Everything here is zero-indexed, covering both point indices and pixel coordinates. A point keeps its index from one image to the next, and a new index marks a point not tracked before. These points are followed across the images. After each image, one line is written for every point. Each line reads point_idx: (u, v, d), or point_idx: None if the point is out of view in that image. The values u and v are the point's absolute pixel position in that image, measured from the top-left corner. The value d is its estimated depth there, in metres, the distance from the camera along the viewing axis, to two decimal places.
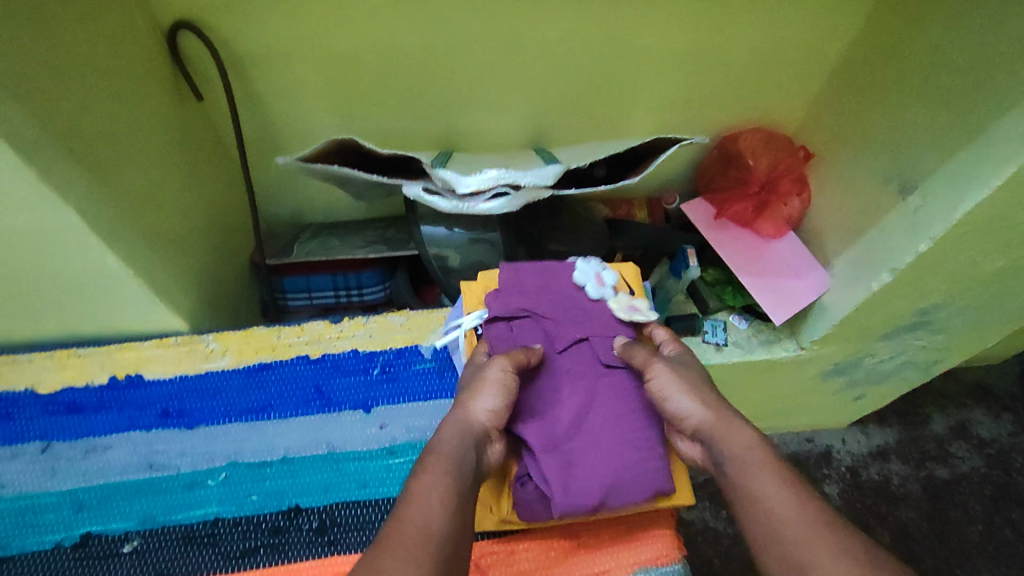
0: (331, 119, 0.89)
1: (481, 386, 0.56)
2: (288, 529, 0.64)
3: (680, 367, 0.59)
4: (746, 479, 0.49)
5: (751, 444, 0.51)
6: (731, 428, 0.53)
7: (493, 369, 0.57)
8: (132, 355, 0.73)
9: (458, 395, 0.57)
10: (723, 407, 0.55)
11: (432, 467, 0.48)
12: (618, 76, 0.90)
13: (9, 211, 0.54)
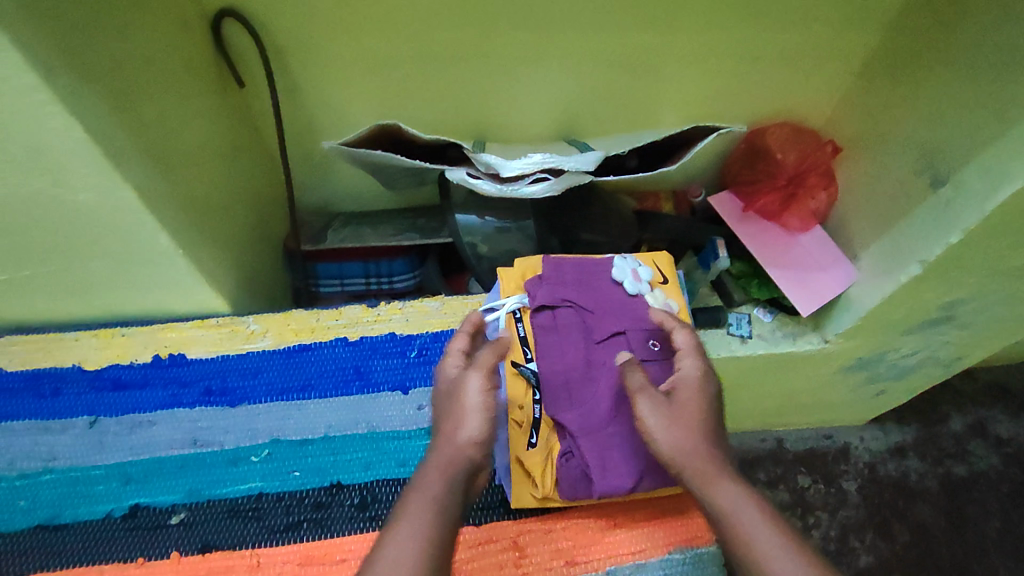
0: (365, 106, 0.90)
1: (462, 413, 0.54)
2: (330, 504, 0.65)
3: (669, 401, 0.56)
4: (736, 546, 0.49)
5: (740, 504, 0.51)
6: (717, 485, 0.52)
7: (474, 392, 0.55)
8: (175, 335, 0.75)
9: (442, 420, 0.55)
10: (710, 456, 0.53)
11: (411, 515, 0.48)
12: (649, 66, 0.91)
13: (70, 187, 0.56)
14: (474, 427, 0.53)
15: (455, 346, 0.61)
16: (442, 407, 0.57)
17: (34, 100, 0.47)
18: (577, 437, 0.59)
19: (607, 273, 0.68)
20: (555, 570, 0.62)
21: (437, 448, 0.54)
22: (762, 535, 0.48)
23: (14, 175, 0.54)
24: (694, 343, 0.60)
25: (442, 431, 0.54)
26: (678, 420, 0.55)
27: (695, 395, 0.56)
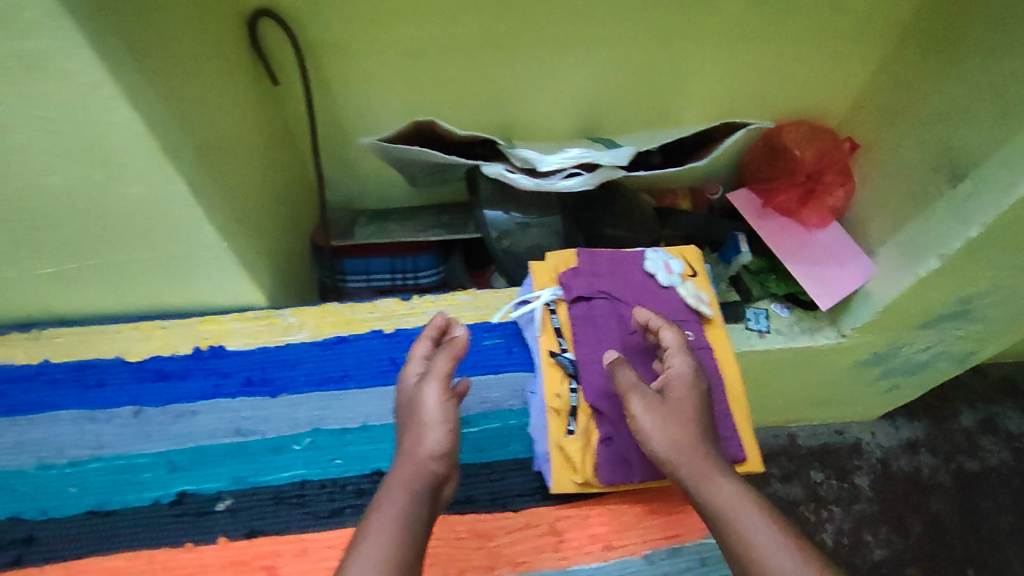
0: (394, 105, 0.92)
1: (423, 422, 0.56)
2: (373, 491, 0.67)
3: (662, 399, 0.56)
4: (735, 543, 0.49)
5: (736, 501, 0.51)
6: (713, 482, 0.52)
7: (433, 401, 0.57)
8: (214, 327, 0.76)
9: (404, 430, 0.57)
10: (705, 453, 0.53)
11: (376, 529, 0.49)
12: (673, 65, 0.93)
13: (125, 181, 0.57)
14: (436, 434, 0.55)
15: (415, 356, 0.63)
16: (404, 418, 0.59)
17: (102, 95, 0.49)
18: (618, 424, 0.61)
19: (639, 265, 0.70)
20: (592, 554, 0.64)
21: (402, 457, 0.55)
22: (761, 531, 0.49)
23: (74, 168, 0.55)
24: (681, 341, 0.60)
25: (405, 441, 0.56)
26: (670, 418, 0.55)
27: (687, 393, 0.57)
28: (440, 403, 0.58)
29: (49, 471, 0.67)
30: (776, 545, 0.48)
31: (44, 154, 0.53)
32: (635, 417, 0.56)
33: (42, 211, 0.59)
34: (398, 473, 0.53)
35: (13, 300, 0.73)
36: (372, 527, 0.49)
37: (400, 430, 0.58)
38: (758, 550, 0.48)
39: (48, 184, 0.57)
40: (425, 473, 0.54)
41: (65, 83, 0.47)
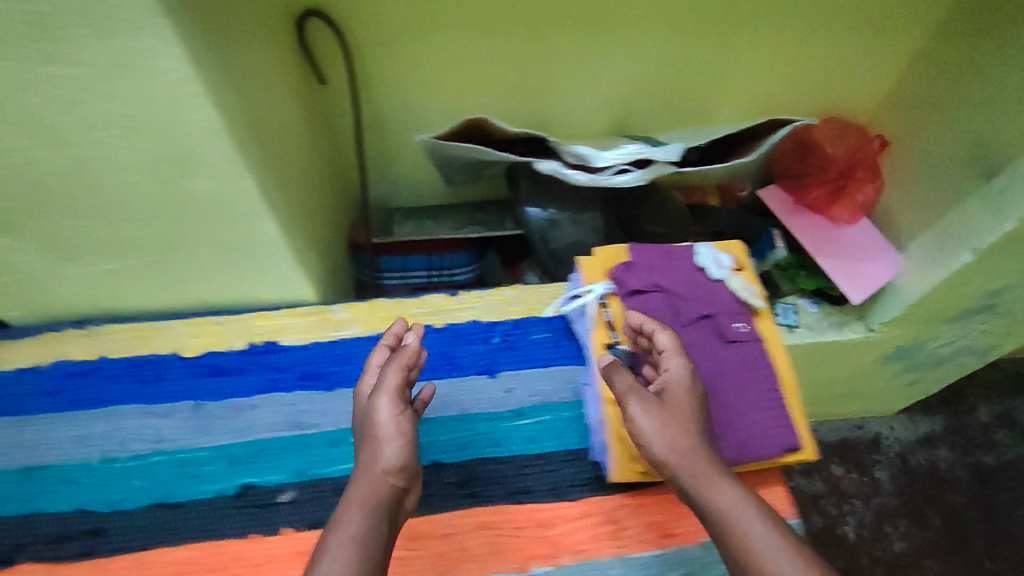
0: (433, 104, 0.93)
1: (378, 438, 0.59)
2: (432, 482, 0.68)
3: (660, 402, 0.58)
4: (733, 546, 0.51)
5: (736, 504, 0.53)
6: (713, 484, 0.54)
7: (386, 417, 0.60)
8: (268, 323, 0.78)
9: (362, 445, 0.60)
10: (704, 455, 0.56)
11: (336, 545, 0.52)
12: (709, 64, 0.94)
13: (196, 178, 0.57)
14: (391, 451, 0.59)
15: (372, 369, 0.65)
16: (361, 431, 0.62)
17: (186, 93, 0.49)
18: None
19: (690, 259, 0.71)
20: (650, 542, 0.66)
21: (360, 472, 0.58)
22: (759, 531, 0.51)
23: (148, 165, 0.56)
24: (676, 344, 0.61)
25: (363, 457, 0.59)
26: (669, 422, 0.57)
27: (685, 395, 0.59)
28: (393, 418, 0.61)
29: (113, 463, 0.69)
30: (774, 545, 0.50)
31: (120, 151, 0.54)
32: (633, 419, 0.58)
33: (111, 208, 0.60)
34: (356, 489, 0.56)
35: (69, 296, 0.74)
36: (333, 544, 0.52)
37: (359, 444, 0.61)
38: (757, 550, 0.50)
39: (120, 181, 0.57)
40: (383, 487, 0.57)
41: (152, 81, 0.48)
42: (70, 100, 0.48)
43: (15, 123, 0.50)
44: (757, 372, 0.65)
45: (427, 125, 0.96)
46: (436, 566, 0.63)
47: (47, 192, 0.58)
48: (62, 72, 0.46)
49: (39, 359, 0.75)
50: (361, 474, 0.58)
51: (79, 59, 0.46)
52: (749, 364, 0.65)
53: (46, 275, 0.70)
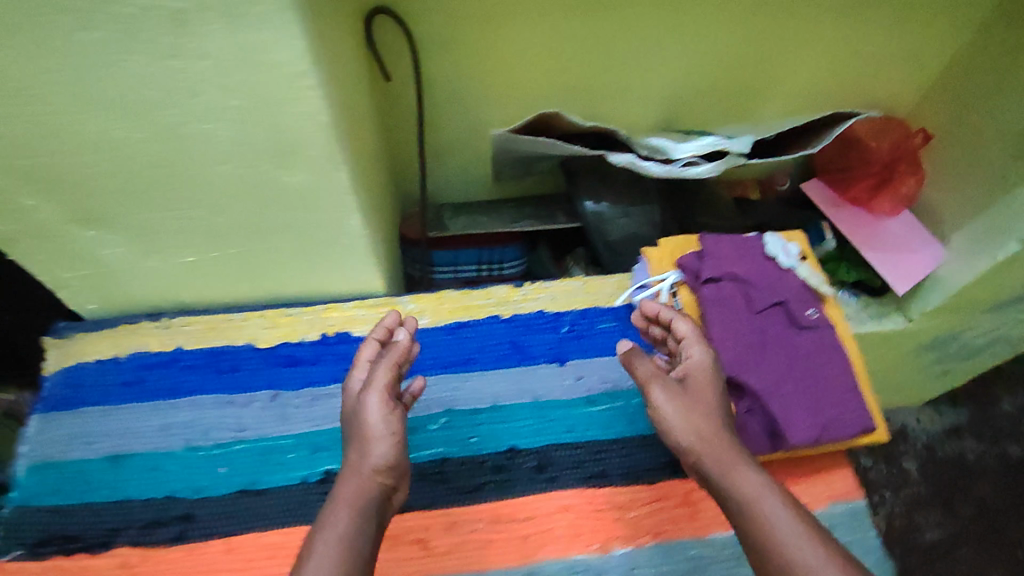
0: (487, 99, 0.93)
1: (366, 435, 0.58)
2: (511, 467, 0.71)
3: (683, 390, 0.60)
4: (760, 533, 0.51)
5: (761, 491, 0.53)
6: (736, 471, 0.55)
7: (376, 414, 0.59)
8: (338, 315, 0.79)
9: (351, 442, 0.59)
10: (727, 443, 0.57)
11: (320, 545, 0.50)
12: (761, 57, 0.95)
13: (294, 169, 0.59)
14: (381, 449, 0.58)
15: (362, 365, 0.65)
16: (350, 428, 0.61)
17: (301, 86, 0.50)
18: (759, 399, 0.64)
19: (759, 247, 0.72)
20: (725, 523, 0.69)
21: (349, 471, 0.57)
22: (781, 517, 0.51)
23: (249, 158, 0.57)
24: (698, 332, 0.63)
25: (352, 455, 0.58)
26: (693, 410, 0.59)
27: (710, 380, 0.61)
28: (384, 415, 0.60)
29: (196, 452, 0.71)
30: (794, 530, 0.50)
31: (225, 143, 0.55)
32: (657, 407, 0.60)
33: (206, 201, 0.62)
34: (345, 488, 0.56)
35: (146, 289, 0.76)
36: (318, 542, 0.51)
37: (348, 440, 0.60)
38: (781, 538, 0.50)
39: (219, 173, 0.58)
40: (371, 486, 0.56)
41: (269, 73, 0.48)
42: (187, 92, 0.49)
43: (129, 115, 0.51)
44: (829, 356, 0.67)
45: (481, 119, 0.97)
46: (520, 550, 0.67)
47: (147, 184, 0.59)
48: (185, 65, 0.47)
49: (116, 350, 0.77)
50: (351, 472, 0.57)
51: (205, 53, 0.46)
52: (822, 349, 0.67)
53: (128, 266, 0.71)
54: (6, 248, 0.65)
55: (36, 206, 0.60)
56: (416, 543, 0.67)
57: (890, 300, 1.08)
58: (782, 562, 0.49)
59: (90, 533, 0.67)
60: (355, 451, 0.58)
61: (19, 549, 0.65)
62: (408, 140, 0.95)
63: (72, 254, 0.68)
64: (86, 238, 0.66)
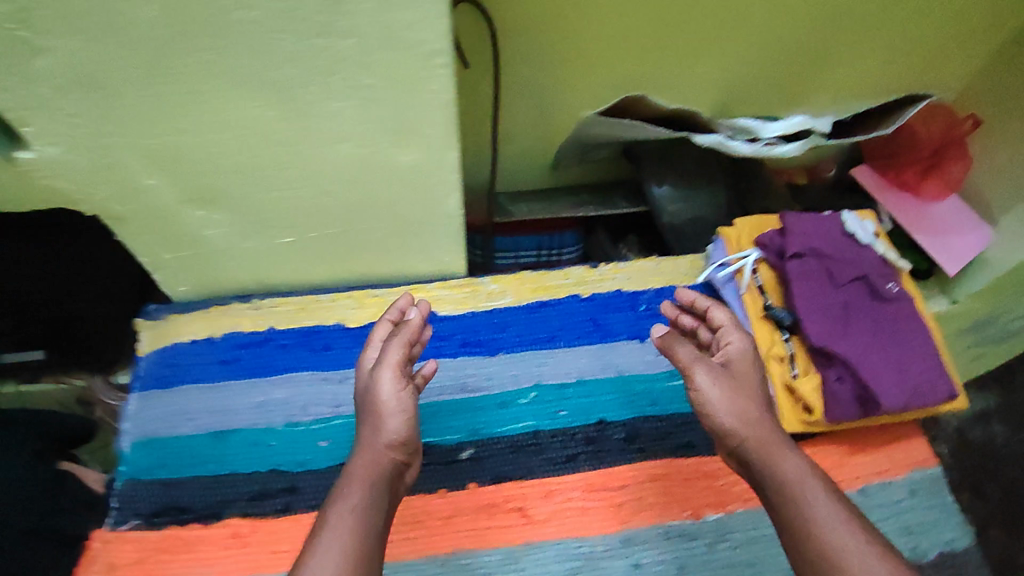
0: (558, 94, 0.88)
1: (382, 414, 0.61)
2: (600, 439, 0.74)
3: (723, 373, 0.62)
4: (798, 514, 0.54)
5: (801, 474, 0.57)
6: (779, 455, 0.58)
7: (389, 391, 0.61)
8: (423, 295, 0.81)
9: (365, 419, 0.62)
10: (770, 428, 0.59)
11: (335, 522, 0.53)
12: (843, 52, 0.90)
13: (408, 148, 0.60)
14: (395, 427, 0.60)
15: (378, 344, 0.66)
16: (362, 403, 0.63)
17: (435, 64, 0.52)
18: (851, 367, 0.67)
19: (838, 225, 0.76)
20: None
21: (364, 447, 0.60)
22: (823, 504, 0.54)
23: (370, 137, 0.59)
24: (737, 319, 0.65)
25: (366, 431, 0.61)
26: (736, 394, 0.61)
27: (752, 367, 0.63)
28: (395, 393, 0.62)
29: (297, 428, 0.73)
30: (832, 518, 0.53)
31: (350, 122, 0.57)
32: (699, 389, 0.61)
33: (318, 180, 0.63)
34: (360, 463, 0.58)
35: (239, 271, 0.77)
36: (335, 512, 0.54)
37: (363, 416, 0.62)
38: (818, 520, 0.54)
39: (338, 152, 0.60)
40: (385, 462, 0.59)
41: (409, 51, 0.50)
42: (327, 71, 0.51)
43: (265, 94, 0.52)
44: (911, 327, 0.71)
45: (549, 119, 0.91)
46: (617, 516, 0.70)
47: (266, 163, 0.60)
48: (330, 43, 0.48)
49: (210, 331, 0.79)
50: (368, 447, 0.60)
51: (352, 31, 0.48)
52: (903, 320, 0.71)
53: (228, 246, 0.72)
54: (115, 228, 0.67)
55: (154, 185, 0.61)
56: (515, 511, 0.70)
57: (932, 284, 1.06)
58: (818, 545, 0.52)
59: (201, 504, 0.70)
60: (370, 428, 0.60)
61: (137, 519, 0.69)
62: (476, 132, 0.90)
63: (176, 235, 0.69)
64: (193, 219, 0.67)
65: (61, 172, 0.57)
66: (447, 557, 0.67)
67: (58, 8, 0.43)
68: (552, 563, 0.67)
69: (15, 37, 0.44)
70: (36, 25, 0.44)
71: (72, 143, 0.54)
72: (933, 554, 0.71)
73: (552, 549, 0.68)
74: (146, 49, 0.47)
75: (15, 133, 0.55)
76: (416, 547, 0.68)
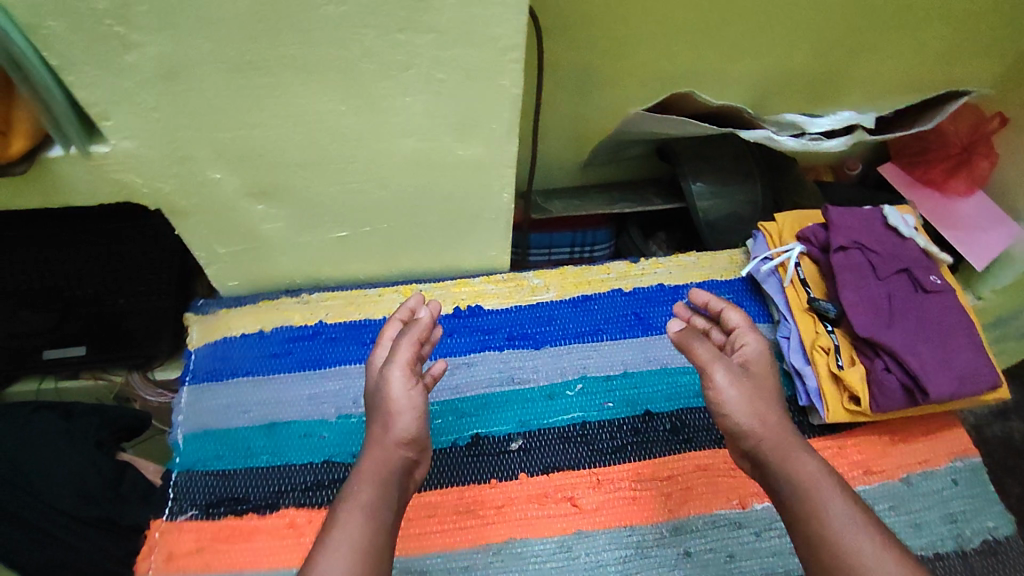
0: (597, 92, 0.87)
1: (392, 413, 0.58)
2: (646, 429, 0.75)
3: (741, 373, 0.61)
4: (814, 519, 0.54)
5: (818, 478, 0.56)
6: (795, 458, 0.58)
7: (399, 389, 0.58)
8: (468, 289, 0.83)
9: (373, 416, 0.59)
10: (786, 431, 0.59)
11: (344, 523, 0.51)
12: (879, 47, 0.89)
13: (470, 142, 0.62)
14: (405, 426, 0.57)
15: (387, 341, 0.64)
16: (372, 401, 0.60)
17: (508, 58, 0.54)
18: (898, 356, 0.69)
19: (880, 220, 0.78)
20: (855, 478, 0.73)
21: (373, 444, 0.58)
22: (839, 509, 0.54)
23: (434, 131, 0.60)
24: (752, 321, 0.66)
25: (376, 429, 0.58)
26: (753, 395, 0.60)
27: (767, 368, 0.63)
28: (406, 390, 0.59)
29: (350, 419, 0.74)
30: (847, 523, 0.53)
31: (418, 116, 0.58)
32: (717, 388, 0.60)
33: (377, 174, 0.65)
34: (369, 462, 0.56)
35: (290, 266, 0.78)
36: (344, 515, 0.52)
37: (371, 414, 0.60)
38: (835, 525, 0.53)
39: (402, 147, 0.62)
40: (394, 462, 0.57)
41: (485, 46, 0.53)
42: (403, 65, 0.53)
43: (342, 88, 0.55)
44: (955, 318, 0.72)
45: (588, 116, 0.91)
46: (666, 505, 0.71)
47: (330, 157, 0.62)
48: (410, 38, 0.51)
49: (260, 325, 0.80)
50: (377, 446, 0.57)
51: (433, 27, 0.51)
52: (948, 311, 0.73)
53: (283, 241, 0.73)
54: (176, 223, 0.68)
55: (221, 178, 0.63)
56: (567, 501, 0.70)
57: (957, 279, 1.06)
58: (832, 552, 0.52)
59: (256, 494, 0.70)
60: (379, 427, 0.58)
61: (193, 510, 0.70)
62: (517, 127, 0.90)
63: (234, 229, 0.70)
64: (253, 213, 0.68)
65: (134, 165, 0.60)
66: (500, 546, 0.68)
67: (157, 6, 0.46)
68: (603, 551, 0.68)
69: (112, 34, 0.48)
70: (133, 22, 0.47)
71: (145, 137, 0.57)
72: (976, 542, 0.72)
73: (603, 537, 0.69)
74: (234, 44, 0.50)
75: (94, 126, 0.58)
76: (469, 535, 0.68)
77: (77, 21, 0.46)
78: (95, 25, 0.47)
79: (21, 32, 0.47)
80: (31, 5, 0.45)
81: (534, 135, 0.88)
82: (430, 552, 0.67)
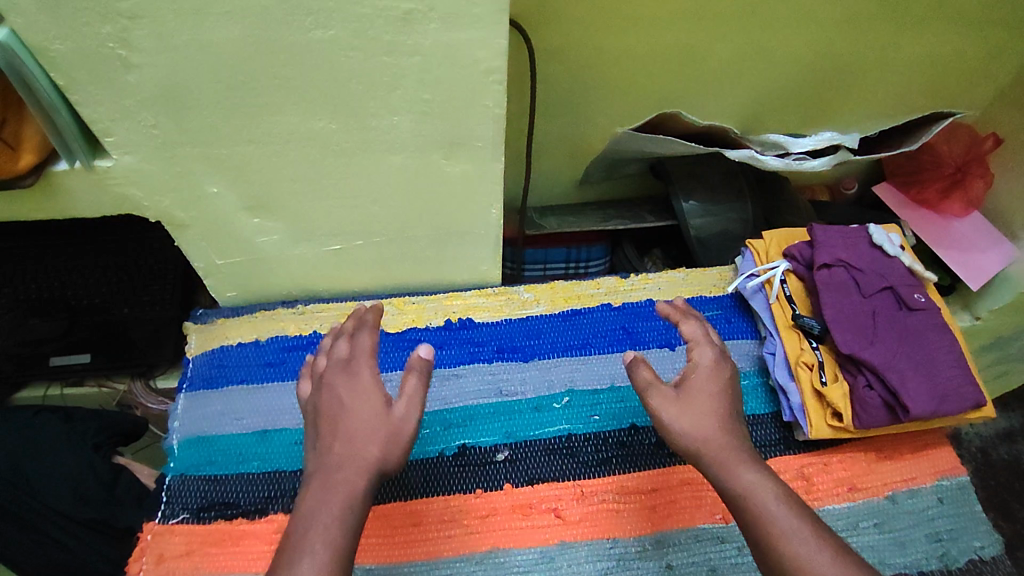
0: (588, 112, 0.89)
1: (392, 437, 0.55)
2: (632, 443, 0.76)
3: (684, 394, 0.59)
4: (756, 525, 0.53)
5: (755, 489, 0.55)
6: (735, 469, 0.56)
7: (398, 423, 0.56)
8: (459, 303, 0.85)
9: (355, 433, 0.55)
10: (728, 443, 0.57)
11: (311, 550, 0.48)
12: (868, 68, 0.91)
13: (458, 160, 0.65)
14: (393, 456, 0.55)
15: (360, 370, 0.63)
16: (356, 420, 0.55)
17: (490, 80, 0.56)
18: (882, 372, 0.69)
19: (866, 239, 0.79)
20: (840, 495, 0.73)
21: (348, 460, 0.53)
22: (775, 518, 0.53)
23: (421, 148, 0.63)
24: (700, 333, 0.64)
25: (362, 446, 0.54)
26: (694, 411, 0.58)
27: (707, 384, 0.60)
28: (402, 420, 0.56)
29: None
30: (794, 530, 0.52)
31: (405, 134, 0.61)
32: (658, 407, 0.59)
33: (367, 189, 0.67)
34: (343, 480, 0.52)
35: (288, 277, 0.80)
36: (313, 540, 0.49)
37: (329, 425, 0.56)
38: (775, 529, 0.52)
39: (391, 163, 0.64)
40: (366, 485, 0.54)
41: (467, 69, 0.55)
42: (389, 86, 0.56)
43: (330, 107, 0.57)
44: (939, 335, 0.73)
45: (579, 134, 0.93)
46: (648, 519, 0.71)
47: (322, 173, 0.64)
48: (396, 61, 0.54)
49: (257, 334, 0.82)
50: (365, 464, 0.53)
51: (416, 50, 0.53)
52: (932, 328, 0.74)
53: (279, 253, 0.76)
54: (177, 234, 0.71)
55: (218, 192, 0.65)
56: (550, 512, 0.71)
57: (954, 299, 1.05)
58: (778, 555, 0.51)
59: (246, 500, 0.72)
60: (369, 442, 0.54)
61: (184, 513, 0.71)
62: (510, 144, 0.93)
63: (232, 241, 0.72)
64: (249, 225, 0.70)
65: (136, 180, 0.62)
66: (483, 555, 0.68)
67: (155, 29, 0.49)
68: (585, 563, 0.68)
69: (114, 55, 0.51)
70: (134, 44, 0.50)
71: (146, 152, 0.60)
72: (962, 561, 0.72)
73: (585, 549, 0.69)
74: (227, 66, 0.52)
75: (98, 142, 0.61)
76: (452, 545, 0.69)
77: (81, 44, 0.49)
78: (98, 47, 0.50)
79: (28, 51, 0.49)
80: (39, 28, 0.48)
81: (526, 154, 0.90)
82: (413, 560, 0.68)
